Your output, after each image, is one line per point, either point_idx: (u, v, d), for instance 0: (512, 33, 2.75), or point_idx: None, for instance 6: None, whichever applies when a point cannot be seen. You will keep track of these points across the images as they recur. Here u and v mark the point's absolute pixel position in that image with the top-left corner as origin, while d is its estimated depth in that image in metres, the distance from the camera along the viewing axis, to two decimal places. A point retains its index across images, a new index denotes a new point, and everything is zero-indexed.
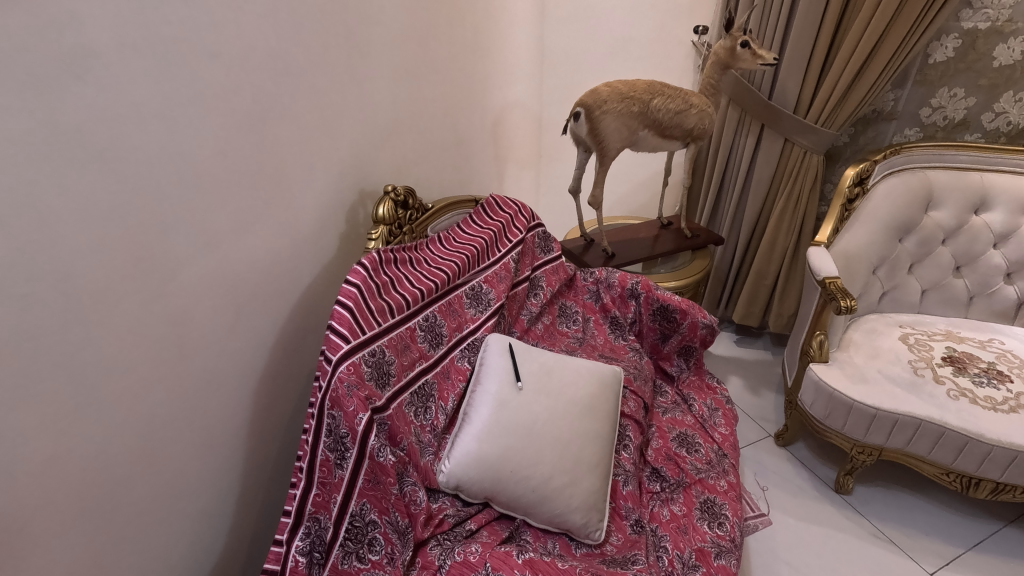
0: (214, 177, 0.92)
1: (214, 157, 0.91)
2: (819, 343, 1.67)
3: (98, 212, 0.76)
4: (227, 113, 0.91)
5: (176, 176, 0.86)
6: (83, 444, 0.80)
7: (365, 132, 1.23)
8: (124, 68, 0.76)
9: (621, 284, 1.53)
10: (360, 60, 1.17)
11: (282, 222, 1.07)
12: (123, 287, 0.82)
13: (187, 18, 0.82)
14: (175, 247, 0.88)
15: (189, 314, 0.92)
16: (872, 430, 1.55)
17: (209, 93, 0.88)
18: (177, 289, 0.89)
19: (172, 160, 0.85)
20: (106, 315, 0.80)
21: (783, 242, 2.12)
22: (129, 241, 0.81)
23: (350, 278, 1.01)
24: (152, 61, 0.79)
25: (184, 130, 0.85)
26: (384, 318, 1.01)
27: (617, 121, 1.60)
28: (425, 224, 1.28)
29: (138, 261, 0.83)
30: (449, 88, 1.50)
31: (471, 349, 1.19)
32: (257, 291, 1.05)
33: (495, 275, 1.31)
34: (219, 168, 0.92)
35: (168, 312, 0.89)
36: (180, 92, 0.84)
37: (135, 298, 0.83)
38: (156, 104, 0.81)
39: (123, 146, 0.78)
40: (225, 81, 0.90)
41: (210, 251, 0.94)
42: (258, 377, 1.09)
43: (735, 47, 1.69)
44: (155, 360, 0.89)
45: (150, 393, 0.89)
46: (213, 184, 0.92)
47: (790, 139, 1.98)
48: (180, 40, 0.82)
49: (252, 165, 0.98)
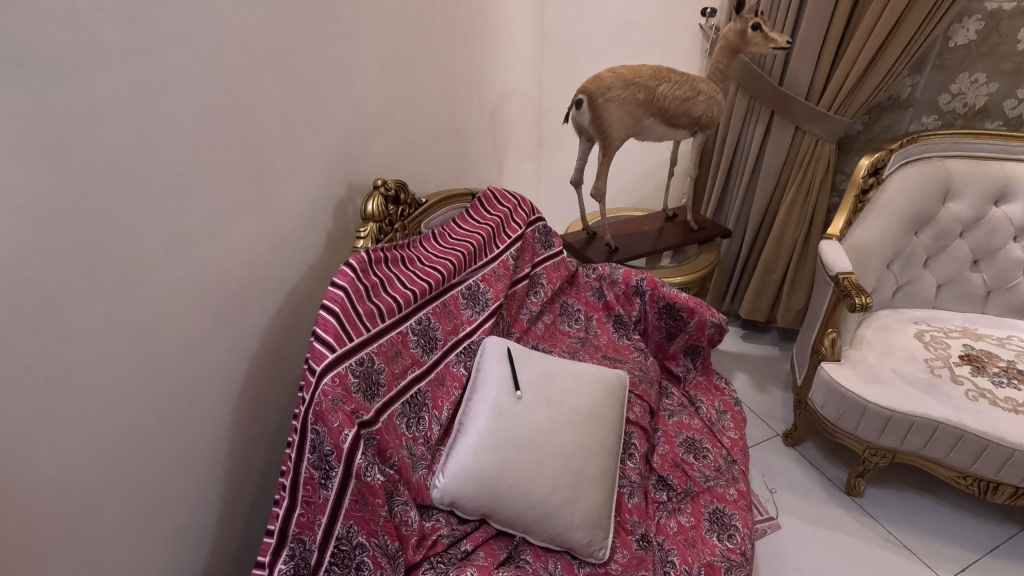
0: (184, 174, 0.84)
1: (183, 150, 0.83)
2: (831, 340, 1.60)
3: (54, 214, 0.70)
4: (198, 104, 0.84)
5: (144, 174, 0.79)
6: (45, 463, 0.75)
7: (355, 122, 1.15)
8: (83, 56, 0.69)
9: (625, 281, 1.47)
10: (348, 46, 1.09)
11: (262, 220, 1.00)
12: (83, 297, 0.75)
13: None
14: (141, 251, 0.81)
15: (160, 321, 0.86)
16: (886, 433, 1.49)
17: (180, 82, 0.81)
18: (144, 296, 0.83)
19: (136, 157, 0.77)
20: (67, 327, 0.74)
21: (792, 234, 2.04)
22: (90, 244, 0.74)
23: (337, 281, 0.95)
24: (111, 46, 0.72)
25: (148, 122, 0.78)
26: (373, 323, 0.96)
27: (621, 109, 1.52)
28: (419, 219, 1.20)
29: (99, 268, 0.76)
30: (444, 74, 1.42)
31: (467, 354, 1.12)
32: (237, 296, 0.98)
33: (493, 273, 1.25)
34: (190, 163, 0.85)
35: (136, 321, 0.82)
36: (140, 78, 0.76)
37: (96, 308, 0.77)
38: (115, 93, 0.73)
39: (82, 140, 0.71)
40: (194, 68, 0.82)
41: (184, 255, 0.87)
42: (239, 386, 1.02)
43: (746, 30, 1.60)
44: (123, 373, 0.82)
45: (117, 408, 0.82)
46: (185, 182, 0.85)
47: (801, 128, 1.90)
48: (145, 23, 0.75)
49: (226, 160, 0.90)
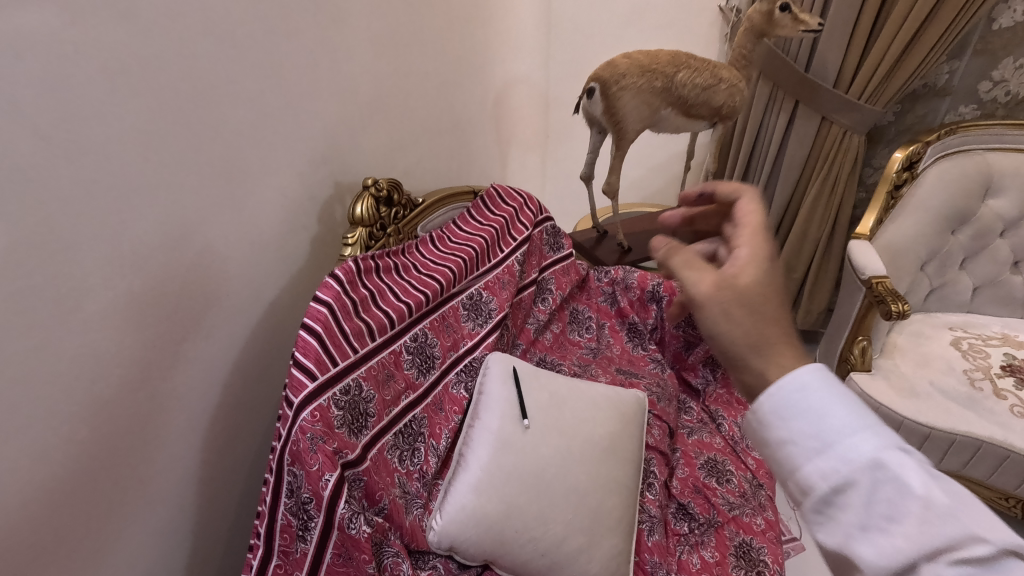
0: (138, 175, 0.73)
1: (135, 147, 0.72)
2: (862, 349, 1.49)
3: None
4: (151, 93, 0.72)
5: (87, 178, 0.67)
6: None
7: (341, 114, 1.03)
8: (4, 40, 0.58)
9: (640, 286, 1.36)
10: (332, 27, 0.97)
11: (235, 226, 0.88)
12: (16, 323, 0.63)
13: None
14: (87, 267, 0.69)
15: (114, 346, 0.74)
16: (923, 451, 1.37)
17: (127, 71, 0.69)
18: (94, 318, 0.71)
19: (77, 159, 0.66)
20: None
21: (815, 232, 1.92)
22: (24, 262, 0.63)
23: (320, 296, 0.83)
24: (37, 29, 0.60)
25: (90, 118, 0.66)
26: (361, 343, 0.84)
27: (636, 98, 1.39)
28: (415, 222, 1.08)
29: (34, 290, 0.64)
30: (442, 60, 1.30)
31: (467, 372, 1.01)
32: (208, 312, 0.87)
33: (497, 280, 1.13)
34: (145, 163, 0.73)
35: (84, 348, 0.71)
36: (76, 62, 0.64)
37: (32, 336, 0.65)
38: (44, 81, 0.62)
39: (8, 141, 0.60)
40: (144, 50, 0.70)
41: (141, 270, 0.75)
42: (211, 412, 0.91)
43: (774, 12, 1.46)
44: (73, 408, 0.71)
45: (67, 448, 0.71)
46: (138, 185, 0.73)
47: (828, 118, 1.77)
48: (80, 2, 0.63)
49: (188, 158, 0.78)
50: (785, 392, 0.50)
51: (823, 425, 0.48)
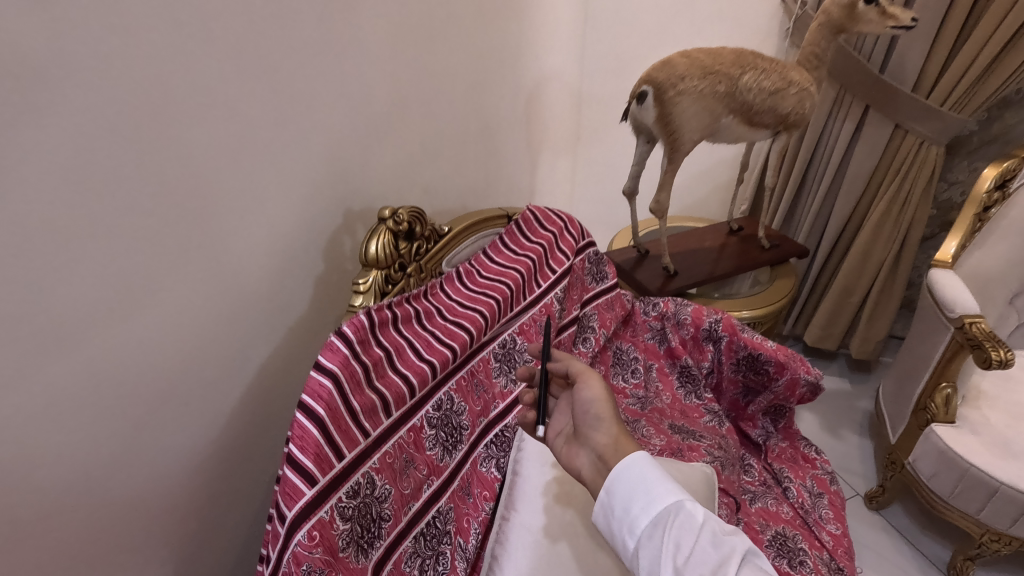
0: (55, 225, 0.55)
1: (68, 187, 0.55)
2: (946, 398, 1.29)
3: None
4: (77, 108, 0.54)
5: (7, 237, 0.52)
6: None
7: (354, 128, 0.86)
8: None
9: (694, 323, 1.18)
10: (345, 21, 0.80)
11: (217, 271, 0.72)
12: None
13: None
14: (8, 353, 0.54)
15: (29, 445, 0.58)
16: (1020, 522, 1.18)
17: (67, 89, 0.53)
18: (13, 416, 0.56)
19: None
20: None
21: (879, 254, 1.72)
22: None
23: (323, 363, 0.65)
24: None
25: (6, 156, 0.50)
26: (373, 424, 0.67)
27: (696, 105, 1.20)
28: (441, 256, 0.90)
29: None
30: (471, 55, 1.11)
31: (498, 446, 0.85)
32: (173, 378, 0.70)
33: (533, 324, 0.95)
34: (64, 205, 0.55)
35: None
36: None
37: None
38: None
39: None
40: (61, 48, 0.52)
41: (67, 343, 0.59)
42: (186, 489, 0.76)
43: (858, 3, 1.25)
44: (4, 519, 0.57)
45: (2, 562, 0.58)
46: (58, 236, 0.55)
47: (902, 126, 1.56)
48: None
49: (141, 193, 0.61)
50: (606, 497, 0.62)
51: (629, 521, 0.59)
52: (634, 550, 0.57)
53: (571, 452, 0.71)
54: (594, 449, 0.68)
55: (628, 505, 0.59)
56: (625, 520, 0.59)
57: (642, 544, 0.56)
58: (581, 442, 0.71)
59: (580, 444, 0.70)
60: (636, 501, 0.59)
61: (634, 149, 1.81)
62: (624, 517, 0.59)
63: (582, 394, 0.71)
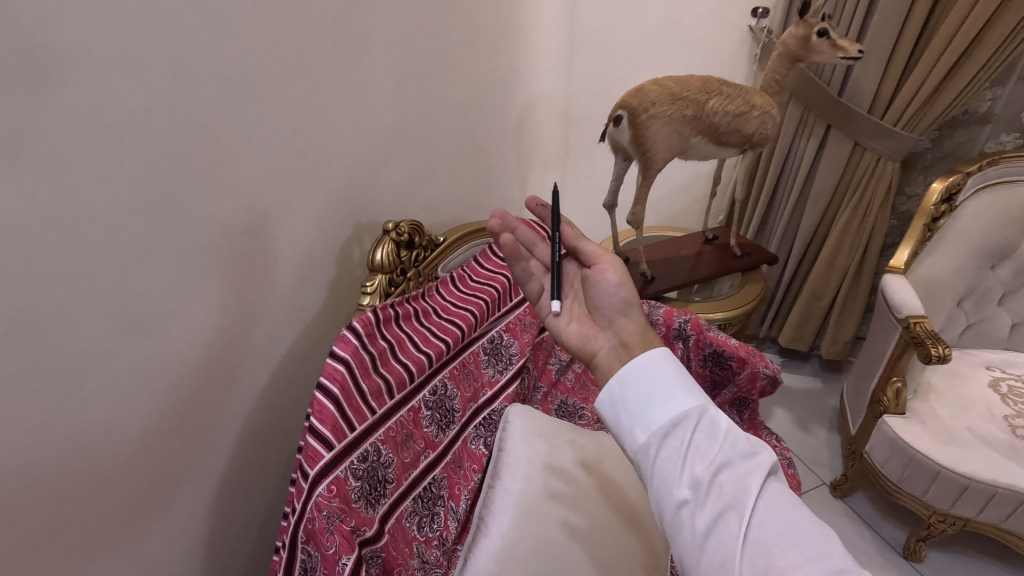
0: (131, 238, 0.68)
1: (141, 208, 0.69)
2: (896, 392, 1.42)
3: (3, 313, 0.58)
4: (151, 146, 0.68)
5: (97, 249, 0.65)
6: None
7: (361, 153, 1.00)
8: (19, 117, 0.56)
9: (666, 322, 1.31)
10: (355, 65, 0.94)
11: (249, 275, 0.85)
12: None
13: (98, 33, 0.60)
14: (92, 342, 0.67)
15: (109, 419, 0.71)
16: (960, 502, 1.31)
17: (145, 131, 0.67)
18: (94, 392, 0.69)
19: (92, 226, 0.64)
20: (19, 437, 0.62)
21: (844, 261, 1.85)
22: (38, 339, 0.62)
23: (337, 352, 0.78)
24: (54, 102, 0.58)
25: (100, 185, 0.64)
26: (378, 403, 0.80)
27: (666, 127, 1.33)
28: (436, 263, 1.03)
29: (17, 370, 0.60)
30: (465, 85, 1.25)
31: (486, 427, 0.98)
32: (213, 364, 0.84)
33: (518, 322, 1.08)
34: (142, 222, 0.69)
35: (77, 425, 0.68)
36: (65, 124, 0.60)
37: (13, 423, 0.61)
38: (30, 144, 0.57)
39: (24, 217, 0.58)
40: (141, 99, 0.66)
41: (136, 334, 0.72)
42: (219, 459, 0.89)
43: (811, 37, 1.40)
44: (85, 477, 0.70)
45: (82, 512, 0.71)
46: (134, 247, 0.69)
47: (861, 143, 1.70)
48: (97, 68, 0.61)
49: (193, 212, 0.75)
50: (622, 390, 0.64)
51: (647, 417, 0.61)
52: (647, 443, 0.60)
53: (589, 335, 0.77)
54: (621, 322, 0.75)
55: (647, 403, 0.62)
56: (642, 416, 0.62)
57: (660, 440, 0.59)
58: (600, 324, 0.78)
59: (598, 326, 0.77)
60: (655, 406, 0.62)
61: (609, 171, 1.94)
62: (644, 415, 0.61)
63: (606, 279, 0.78)
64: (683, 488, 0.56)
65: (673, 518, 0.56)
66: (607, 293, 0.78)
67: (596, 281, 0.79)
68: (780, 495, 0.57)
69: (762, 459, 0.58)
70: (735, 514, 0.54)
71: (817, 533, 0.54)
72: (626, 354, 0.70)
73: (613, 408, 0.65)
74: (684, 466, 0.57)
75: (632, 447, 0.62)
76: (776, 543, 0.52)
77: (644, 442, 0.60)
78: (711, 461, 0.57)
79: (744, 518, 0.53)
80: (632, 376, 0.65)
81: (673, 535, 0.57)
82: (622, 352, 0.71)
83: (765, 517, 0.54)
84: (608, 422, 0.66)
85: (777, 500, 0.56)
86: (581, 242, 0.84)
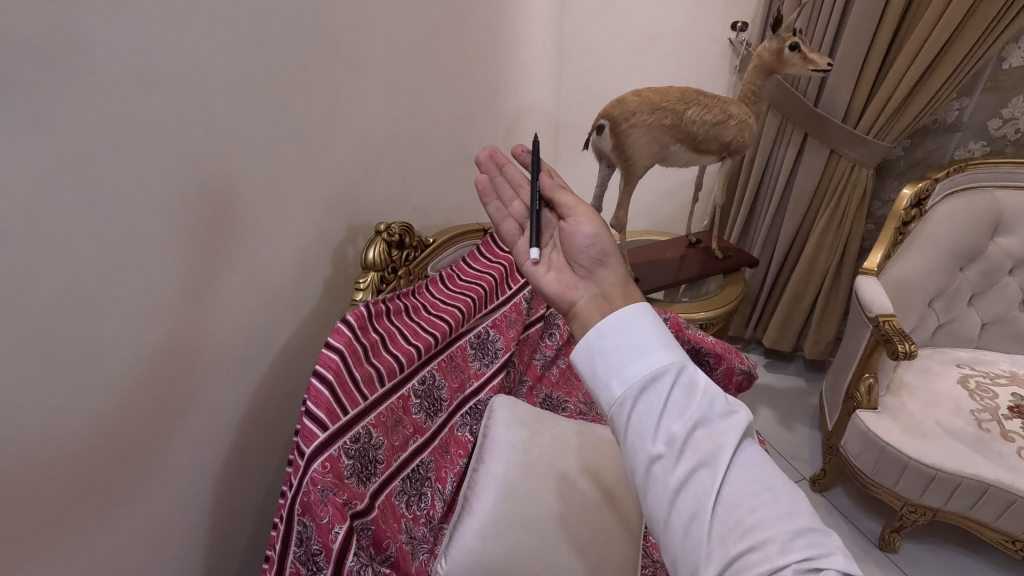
0: (149, 238, 0.75)
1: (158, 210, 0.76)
2: (868, 387, 1.48)
3: (36, 302, 0.65)
4: (167, 153, 0.75)
5: (119, 247, 0.72)
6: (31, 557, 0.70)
7: (355, 161, 1.08)
8: (53, 128, 0.63)
9: None
10: (350, 79, 1.02)
11: (252, 273, 0.92)
12: (31, 384, 0.66)
13: (122, 54, 0.68)
14: (115, 331, 0.74)
15: (126, 402, 0.78)
16: (929, 491, 1.37)
17: (161, 140, 0.74)
18: (115, 377, 0.75)
19: (114, 225, 0.71)
20: (47, 416, 0.68)
21: (823, 263, 1.92)
22: (65, 327, 0.68)
23: (331, 342, 0.84)
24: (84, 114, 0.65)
25: (122, 188, 0.71)
26: (370, 390, 0.86)
27: (646, 136, 1.40)
28: (426, 263, 1.10)
29: (48, 355, 0.67)
30: (456, 97, 1.33)
31: (472, 415, 1.04)
32: (219, 355, 0.90)
33: (504, 319, 1.15)
34: (159, 223, 0.76)
35: (99, 406, 0.74)
36: (96, 133, 0.67)
37: (43, 402, 0.68)
38: (67, 151, 0.65)
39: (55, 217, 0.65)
40: (158, 111, 0.73)
41: (152, 325, 0.79)
42: (222, 444, 0.96)
43: (783, 50, 1.48)
44: (105, 455, 0.76)
45: (101, 488, 0.77)
46: (150, 245, 0.76)
47: (837, 151, 1.78)
48: (121, 85, 0.68)
49: (204, 214, 0.82)
50: (600, 343, 0.63)
51: (625, 370, 0.60)
52: (624, 396, 0.59)
53: (568, 287, 0.76)
54: (605, 271, 0.74)
55: (626, 356, 0.61)
56: (620, 369, 0.61)
57: (637, 394, 0.59)
58: (580, 275, 0.76)
59: (578, 278, 0.76)
60: (633, 358, 0.61)
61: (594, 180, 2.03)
62: (623, 368, 0.60)
63: (581, 230, 0.75)
64: (659, 443, 0.56)
65: (647, 472, 0.56)
66: (583, 244, 0.75)
67: (570, 231, 0.77)
68: (752, 455, 0.58)
69: (738, 419, 0.59)
70: (710, 471, 0.54)
71: (786, 493, 0.55)
72: (607, 305, 0.70)
73: (589, 360, 0.64)
74: (661, 421, 0.57)
75: (607, 399, 0.61)
76: (748, 501, 0.53)
77: (621, 395, 0.59)
78: (689, 418, 0.57)
79: (719, 475, 0.54)
80: (611, 329, 0.64)
81: (645, 488, 0.57)
82: (602, 304, 0.71)
83: (739, 475, 0.55)
84: (583, 374, 0.65)
85: (750, 460, 0.57)
86: (557, 194, 0.82)
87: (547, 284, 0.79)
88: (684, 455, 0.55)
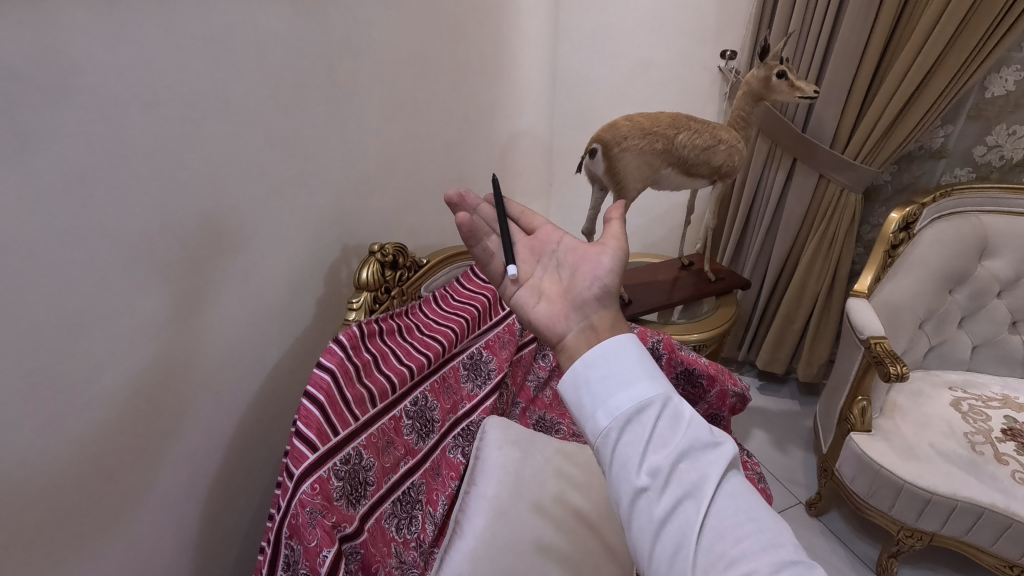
0: (141, 253, 0.75)
1: (148, 225, 0.75)
2: (862, 410, 1.48)
3: (25, 317, 0.65)
4: (162, 171, 0.76)
5: (111, 263, 0.72)
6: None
7: (349, 180, 1.09)
8: (45, 144, 0.63)
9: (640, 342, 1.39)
10: (345, 102, 1.03)
11: (243, 292, 0.92)
12: (21, 399, 0.66)
13: (119, 74, 0.69)
14: (103, 349, 0.73)
15: (116, 420, 0.77)
16: (924, 515, 1.36)
17: (156, 157, 0.75)
18: (103, 395, 0.75)
19: (108, 242, 0.71)
20: (33, 432, 0.67)
21: (814, 286, 1.93)
22: (55, 342, 0.68)
23: (323, 362, 0.84)
24: (75, 131, 0.66)
25: (116, 204, 0.71)
26: (361, 410, 0.85)
27: (638, 159, 1.43)
28: (420, 283, 1.10)
29: (36, 370, 0.67)
30: (451, 119, 1.35)
31: (464, 436, 1.04)
32: (210, 372, 0.90)
33: (496, 339, 1.14)
34: (153, 241, 0.76)
35: (87, 423, 0.73)
36: (92, 151, 0.68)
37: (32, 418, 0.67)
38: (62, 166, 0.65)
39: (44, 233, 0.65)
40: (153, 130, 0.74)
41: (143, 342, 0.78)
42: (212, 463, 0.95)
43: (771, 77, 1.51)
44: (92, 474, 0.75)
45: (87, 507, 0.76)
46: (146, 261, 0.76)
47: (826, 175, 1.80)
48: (116, 103, 0.69)
49: (196, 233, 0.82)
50: (586, 373, 0.63)
51: (610, 402, 0.60)
52: (609, 428, 0.59)
53: (556, 316, 0.74)
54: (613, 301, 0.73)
55: (610, 387, 0.61)
56: (605, 400, 0.61)
57: (622, 426, 0.58)
58: (570, 306, 0.74)
59: (568, 306, 0.74)
60: (616, 391, 0.61)
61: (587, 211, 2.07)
62: (608, 399, 0.60)
63: (602, 263, 0.74)
64: (643, 475, 0.55)
65: (631, 505, 0.55)
66: (595, 273, 0.73)
67: (591, 260, 0.75)
68: (736, 487, 0.57)
69: (724, 451, 0.59)
70: (694, 503, 0.54)
71: (772, 525, 0.55)
72: (595, 337, 0.68)
73: (575, 391, 0.64)
74: (645, 453, 0.57)
75: (593, 430, 0.60)
76: (732, 534, 0.53)
77: (606, 427, 0.59)
78: (672, 450, 0.56)
79: (703, 507, 0.54)
80: (597, 360, 0.64)
81: (628, 520, 0.56)
82: (591, 335, 0.69)
83: (723, 506, 0.55)
84: (569, 405, 0.64)
85: (734, 492, 0.57)
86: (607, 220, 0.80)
87: (535, 310, 0.76)
88: (668, 488, 0.55)
